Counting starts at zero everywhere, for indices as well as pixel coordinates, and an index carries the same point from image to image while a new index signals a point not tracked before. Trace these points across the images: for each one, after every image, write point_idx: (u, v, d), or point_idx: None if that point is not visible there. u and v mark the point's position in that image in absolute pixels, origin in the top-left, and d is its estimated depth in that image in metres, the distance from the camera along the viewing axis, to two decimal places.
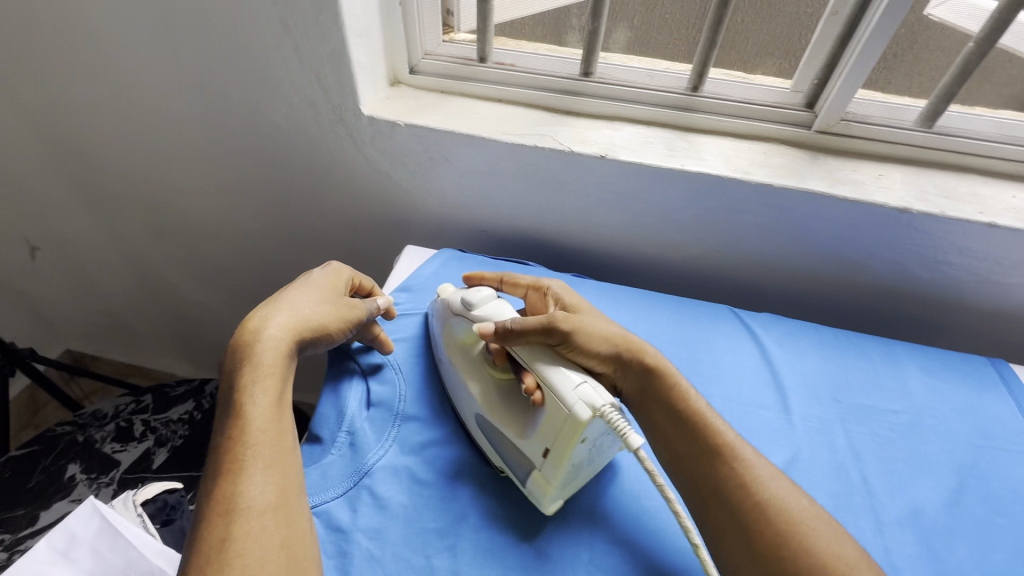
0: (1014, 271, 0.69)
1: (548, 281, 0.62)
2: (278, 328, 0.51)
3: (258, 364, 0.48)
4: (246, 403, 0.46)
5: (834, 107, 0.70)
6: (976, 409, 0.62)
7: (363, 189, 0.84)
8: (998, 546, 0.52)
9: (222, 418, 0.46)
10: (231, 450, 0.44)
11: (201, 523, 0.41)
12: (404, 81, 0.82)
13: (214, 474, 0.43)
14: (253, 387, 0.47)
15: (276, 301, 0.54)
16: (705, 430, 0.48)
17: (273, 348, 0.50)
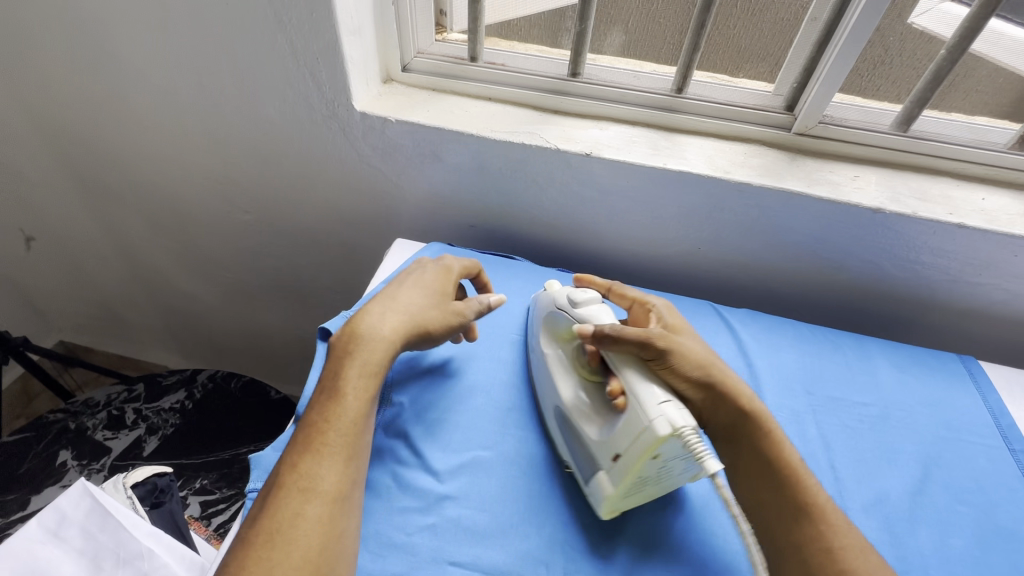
0: (983, 270, 0.72)
1: (655, 299, 0.61)
2: (389, 328, 0.53)
3: (367, 360, 0.50)
4: (348, 394, 0.48)
5: (813, 109, 0.72)
6: (943, 402, 0.65)
7: (355, 184, 0.86)
8: (957, 531, 0.54)
9: (319, 399, 0.49)
10: (323, 432, 0.46)
11: (273, 493, 0.43)
12: (397, 79, 0.84)
13: (299, 450, 0.45)
14: (355, 379, 0.49)
15: (391, 297, 0.56)
16: (796, 485, 0.47)
17: (382, 346, 0.51)
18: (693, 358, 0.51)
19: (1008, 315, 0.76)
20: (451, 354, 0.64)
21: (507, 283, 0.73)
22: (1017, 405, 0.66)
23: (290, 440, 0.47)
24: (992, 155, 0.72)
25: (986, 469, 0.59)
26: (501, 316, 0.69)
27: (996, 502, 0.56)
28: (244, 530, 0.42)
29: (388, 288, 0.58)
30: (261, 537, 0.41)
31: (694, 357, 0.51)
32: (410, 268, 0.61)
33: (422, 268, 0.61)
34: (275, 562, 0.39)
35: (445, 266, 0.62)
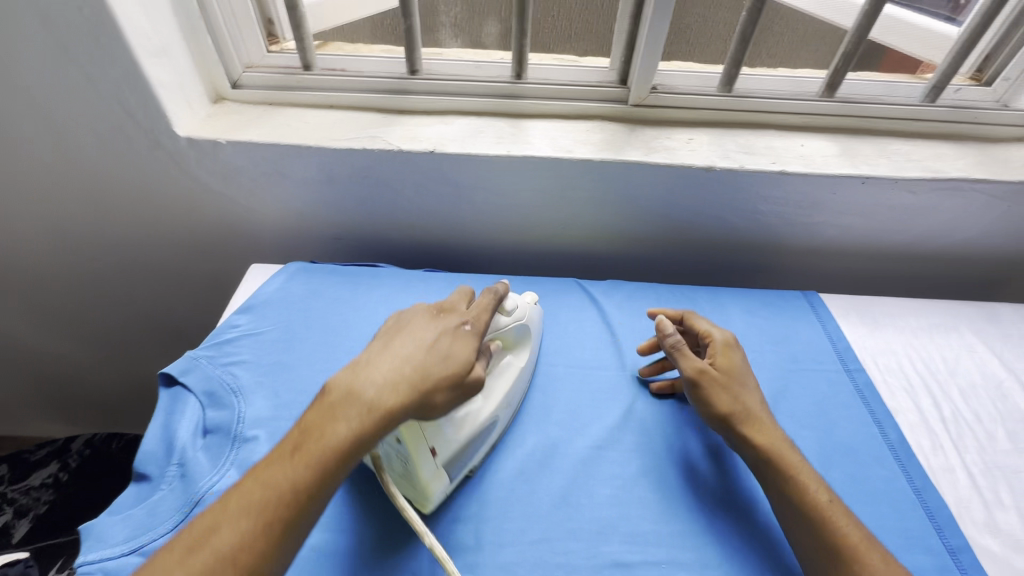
0: (812, 211, 0.78)
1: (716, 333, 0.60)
2: (387, 401, 0.43)
3: (355, 436, 0.41)
4: (325, 469, 0.40)
5: (642, 80, 0.75)
6: (789, 338, 0.71)
7: (203, 212, 0.81)
8: (803, 456, 0.58)
9: (286, 458, 0.40)
10: (268, 503, 0.38)
11: (183, 560, 0.35)
12: (229, 97, 0.79)
13: (242, 515, 0.37)
14: (335, 456, 0.40)
15: (404, 361, 0.45)
16: (829, 523, 0.45)
17: (376, 421, 0.42)
18: (720, 403, 0.54)
19: (842, 247, 0.83)
20: (311, 376, 0.62)
21: (369, 292, 0.72)
22: (850, 329, 0.73)
23: (231, 493, 0.39)
24: (805, 104, 0.78)
25: (826, 392, 0.65)
26: (364, 328, 0.68)
27: (835, 422, 0.62)
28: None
29: (399, 343, 0.47)
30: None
31: (722, 405, 0.53)
32: (427, 316, 0.51)
33: (442, 321, 0.51)
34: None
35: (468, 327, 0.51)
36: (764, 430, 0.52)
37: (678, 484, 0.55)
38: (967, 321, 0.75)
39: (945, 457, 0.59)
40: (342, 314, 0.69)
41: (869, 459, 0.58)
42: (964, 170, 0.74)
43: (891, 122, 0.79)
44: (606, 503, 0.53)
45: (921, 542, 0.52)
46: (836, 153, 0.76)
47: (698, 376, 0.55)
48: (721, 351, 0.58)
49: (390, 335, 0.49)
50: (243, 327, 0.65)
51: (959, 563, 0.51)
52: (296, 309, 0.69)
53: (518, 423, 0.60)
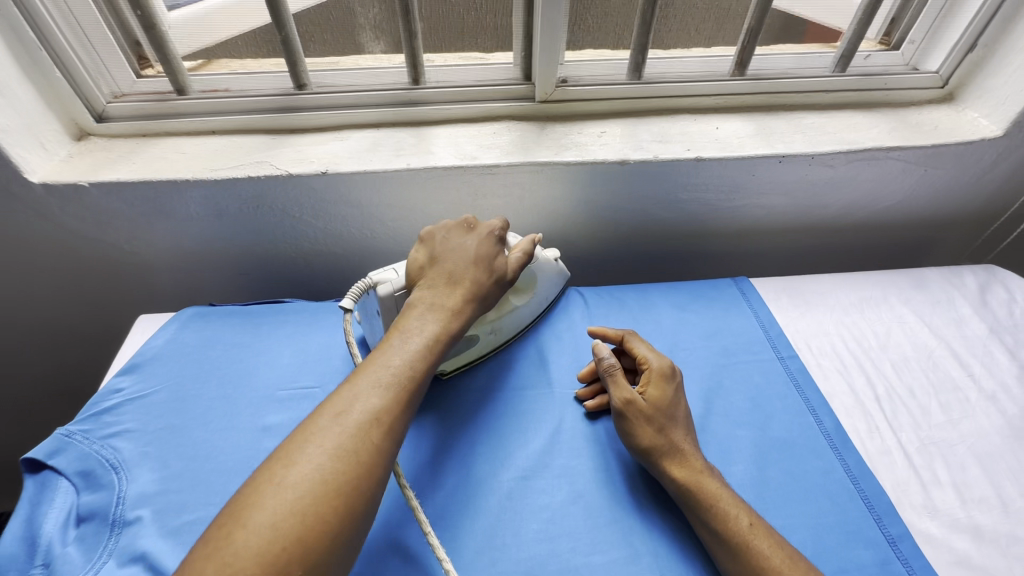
0: (736, 194, 0.75)
1: (654, 357, 0.58)
2: (463, 301, 0.53)
3: (447, 327, 0.51)
4: (431, 353, 0.49)
5: (545, 76, 0.71)
6: (720, 330, 0.68)
7: (83, 261, 0.73)
8: (739, 457, 0.56)
9: (402, 346, 0.48)
10: (393, 372, 0.45)
11: (336, 419, 0.41)
12: (95, 132, 0.71)
13: (372, 386, 0.44)
14: (436, 344, 0.49)
15: (466, 270, 0.55)
16: (751, 552, 0.45)
17: (461, 312, 0.53)
18: (645, 437, 0.53)
19: (770, 227, 0.81)
20: (205, 437, 0.56)
21: (273, 332, 0.67)
22: (782, 313, 0.71)
23: (358, 374, 0.45)
24: (716, 85, 0.75)
25: (760, 384, 0.62)
26: (267, 373, 0.62)
27: (769, 415, 0.60)
28: (299, 450, 0.39)
29: (453, 259, 0.56)
30: (325, 455, 0.39)
31: (644, 438, 0.53)
32: (460, 232, 0.59)
33: (475, 233, 0.59)
34: (344, 480, 0.38)
35: (498, 231, 0.59)
36: (687, 460, 0.51)
37: (609, 507, 0.52)
38: (896, 290, 0.74)
39: (881, 439, 0.58)
40: (243, 362, 0.63)
41: (805, 452, 0.56)
42: (878, 138, 0.72)
43: (805, 96, 0.77)
44: (534, 539, 0.49)
45: (861, 536, 0.50)
46: (752, 133, 0.73)
47: (627, 406, 0.54)
48: (653, 379, 0.56)
49: (435, 254, 0.57)
50: (129, 391, 0.59)
51: (900, 553, 0.49)
52: (190, 362, 0.62)
53: (437, 462, 0.55)
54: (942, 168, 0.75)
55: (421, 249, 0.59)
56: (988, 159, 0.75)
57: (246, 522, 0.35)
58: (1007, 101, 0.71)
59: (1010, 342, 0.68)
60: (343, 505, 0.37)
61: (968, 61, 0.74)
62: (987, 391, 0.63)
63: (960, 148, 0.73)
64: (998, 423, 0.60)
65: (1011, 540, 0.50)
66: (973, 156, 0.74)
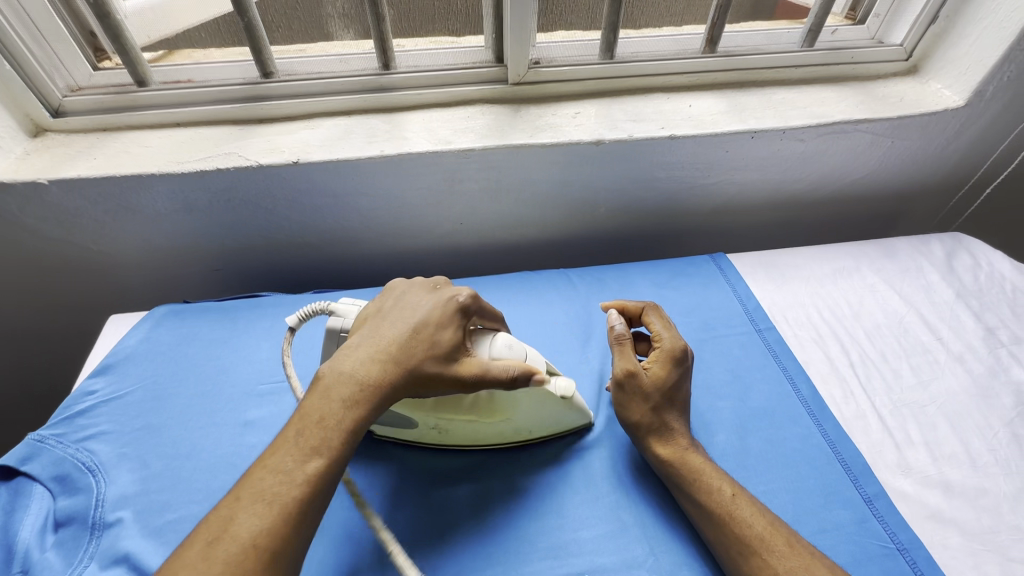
0: (710, 171, 0.76)
1: (667, 335, 0.57)
2: (388, 374, 0.44)
3: (353, 417, 0.42)
4: (331, 452, 0.41)
5: (517, 58, 0.70)
6: (699, 306, 0.69)
7: (48, 262, 0.71)
8: (721, 428, 0.57)
9: (295, 444, 0.40)
10: (281, 486, 0.38)
11: (205, 552, 0.35)
12: (52, 128, 0.69)
13: (255, 503, 0.37)
14: (336, 437, 0.41)
15: (399, 341, 0.46)
16: (734, 520, 0.46)
17: (373, 400, 0.43)
18: (634, 413, 0.54)
19: (745, 203, 0.82)
20: (184, 435, 0.55)
21: (251, 325, 0.66)
22: (759, 287, 0.72)
23: (241, 485, 0.39)
24: (688, 63, 0.75)
25: (739, 356, 0.64)
26: (247, 368, 0.61)
27: (750, 385, 0.61)
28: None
29: (393, 321, 0.48)
30: None
31: (634, 413, 0.54)
32: (420, 290, 0.51)
33: (438, 294, 0.51)
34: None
35: (462, 302, 0.50)
36: (672, 437, 0.52)
37: (595, 483, 0.52)
38: (868, 260, 0.76)
39: (856, 403, 0.59)
40: (220, 358, 0.62)
41: (784, 419, 0.58)
42: (846, 112, 0.73)
43: (775, 71, 0.78)
44: (524, 519, 0.50)
45: (839, 497, 0.52)
46: (724, 109, 0.74)
47: (627, 377, 0.54)
48: (662, 359, 0.56)
49: (379, 314, 0.49)
50: (104, 392, 0.57)
51: (876, 511, 0.50)
52: (166, 361, 0.61)
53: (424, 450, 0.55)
54: (908, 139, 0.77)
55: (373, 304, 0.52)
56: (952, 129, 0.77)
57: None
58: (969, 71, 0.73)
59: (975, 305, 0.70)
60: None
61: (930, 33, 0.76)
62: (955, 353, 0.65)
63: (925, 118, 0.74)
64: (966, 383, 0.62)
65: (980, 492, 0.52)
66: (937, 127, 0.76)
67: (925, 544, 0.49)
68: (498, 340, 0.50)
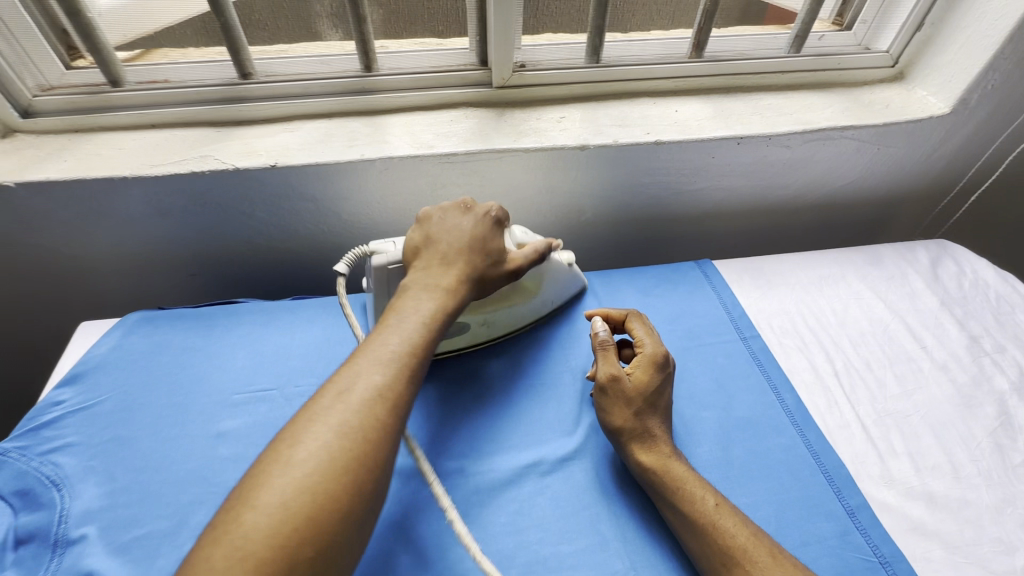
0: (696, 177, 0.75)
1: (650, 339, 0.58)
2: (457, 281, 0.52)
3: (443, 309, 0.50)
4: (429, 330, 0.48)
5: (500, 61, 0.69)
6: (685, 313, 0.68)
7: (17, 265, 0.69)
8: (704, 438, 0.56)
9: (399, 326, 0.47)
10: (398, 350, 0.45)
11: (338, 401, 0.41)
12: (20, 129, 0.66)
13: (373, 363, 0.44)
14: (434, 322, 0.49)
15: (460, 252, 0.54)
16: (715, 532, 0.45)
17: (454, 294, 0.51)
18: (617, 418, 0.53)
19: (730, 209, 0.82)
20: (155, 447, 0.53)
21: (227, 333, 0.64)
22: (744, 294, 0.71)
23: (358, 354, 0.45)
24: (674, 67, 0.75)
25: (724, 364, 0.63)
26: (221, 377, 0.60)
27: (735, 395, 0.60)
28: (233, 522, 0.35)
29: (446, 241, 0.54)
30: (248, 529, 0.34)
31: (617, 418, 0.53)
32: (456, 212, 0.57)
33: (472, 213, 0.57)
34: (350, 457, 0.38)
35: (496, 214, 0.57)
36: (654, 444, 0.51)
37: (577, 495, 0.51)
38: (853, 267, 0.76)
39: (840, 413, 0.59)
40: (194, 366, 0.60)
41: (768, 429, 0.57)
42: (832, 118, 0.73)
43: (761, 77, 0.77)
44: (503, 532, 0.48)
45: (822, 509, 0.51)
46: (710, 115, 0.73)
47: (610, 381, 0.54)
48: (645, 363, 0.56)
49: (428, 234, 0.55)
50: (71, 402, 0.55)
51: (859, 523, 0.50)
52: (137, 370, 0.59)
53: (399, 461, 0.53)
54: (894, 146, 0.77)
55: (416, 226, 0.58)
56: (937, 136, 0.77)
57: (250, 505, 0.35)
58: (953, 78, 0.73)
59: (960, 313, 0.70)
60: (355, 479, 0.38)
61: (916, 40, 0.76)
62: (940, 361, 0.65)
63: (910, 125, 0.74)
64: (950, 392, 0.61)
65: (963, 504, 0.52)
66: (922, 134, 0.76)
67: (907, 558, 0.48)
68: (515, 230, 0.61)
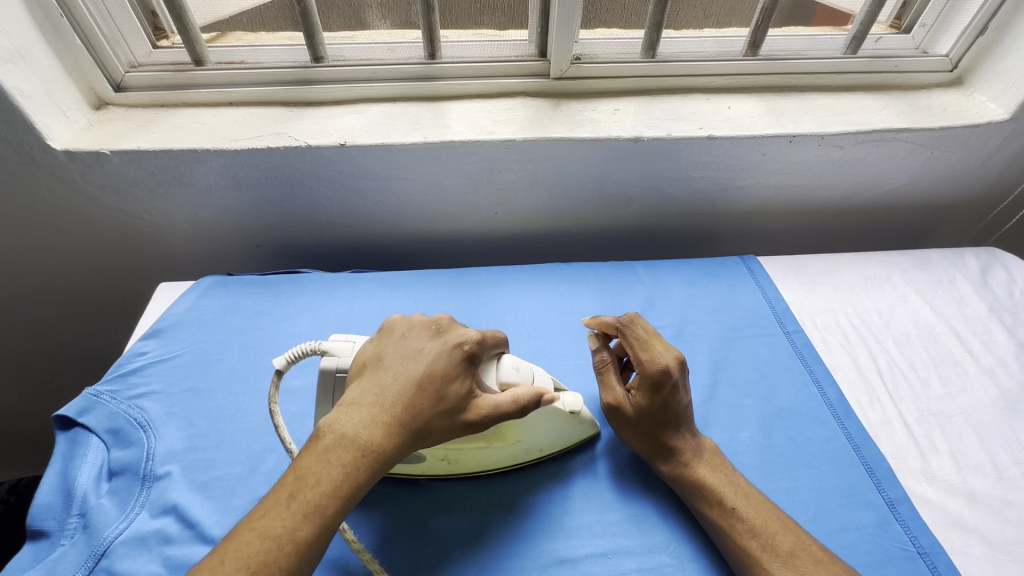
0: (745, 173, 0.76)
1: (644, 356, 0.53)
2: (389, 435, 0.42)
3: (354, 480, 0.40)
4: (326, 516, 0.39)
5: (561, 53, 0.71)
6: (729, 306, 0.70)
7: (102, 229, 0.74)
8: (745, 425, 0.58)
9: (289, 507, 0.38)
10: (271, 549, 0.37)
11: None
12: (113, 102, 0.72)
13: (236, 568, 0.35)
14: (335, 505, 0.39)
15: (403, 395, 0.44)
16: (733, 530, 0.46)
17: (374, 461, 0.41)
18: (631, 434, 0.53)
19: (777, 207, 0.83)
20: (228, 400, 0.57)
21: (292, 300, 0.68)
22: (789, 290, 0.73)
23: (228, 546, 0.37)
24: (730, 65, 0.76)
25: (767, 356, 0.65)
26: (287, 340, 0.64)
27: (776, 384, 0.62)
28: None
29: (393, 374, 0.45)
30: None
31: (629, 437, 0.54)
32: (421, 336, 0.48)
33: (440, 338, 0.48)
34: None
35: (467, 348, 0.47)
36: (677, 443, 0.52)
37: (620, 470, 0.54)
38: (900, 270, 0.76)
39: (882, 409, 0.60)
40: (262, 329, 0.65)
41: (809, 420, 0.58)
42: (887, 120, 0.73)
43: (817, 77, 0.78)
44: (550, 496, 0.52)
45: (862, 498, 0.52)
46: (763, 112, 0.74)
47: (613, 409, 0.54)
48: (641, 383, 0.53)
49: (379, 360, 0.46)
50: (152, 355, 0.60)
51: (898, 514, 0.51)
52: (209, 330, 0.64)
53: None
54: (948, 151, 0.77)
55: (371, 344, 0.49)
56: (994, 142, 0.76)
57: None
58: (1015, 84, 0.73)
59: (1008, 320, 0.69)
60: None
61: (978, 45, 0.75)
62: (986, 366, 0.65)
63: (968, 130, 0.74)
64: (995, 396, 0.62)
65: (1004, 503, 0.53)
66: (978, 139, 0.75)
67: (946, 550, 0.49)
68: (506, 361, 0.50)
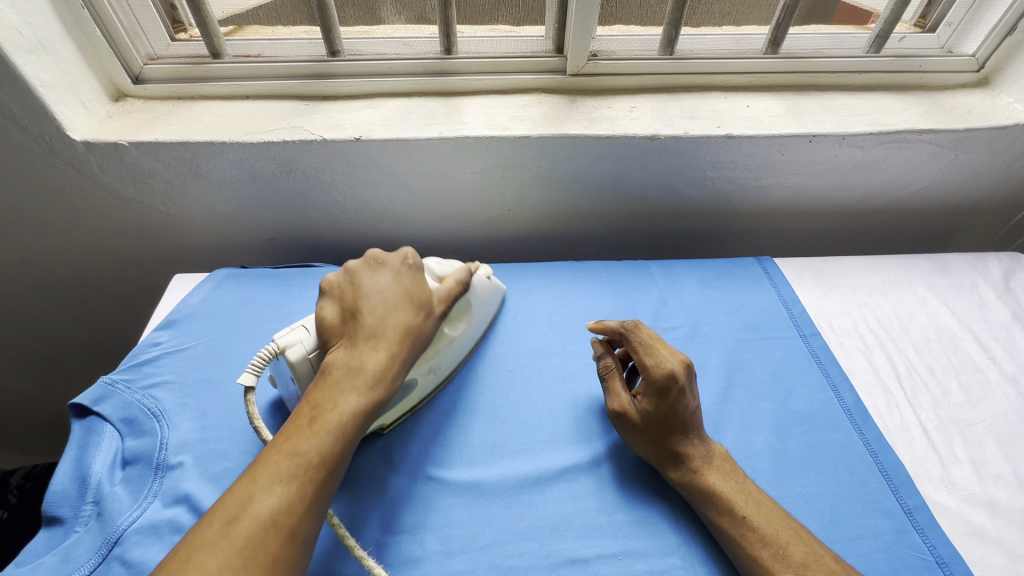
0: (763, 173, 0.75)
1: (651, 361, 0.54)
2: (386, 350, 0.47)
3: (366, 391, 0.45)
4: (345, 431, 0.43)
5: (578, 48, 0.70)
6: (744, 307, 0.69)
7: (119, 219, 0.75)
8: (759, 428, 0.57)
9: (309, 429, 0.42)
10: (299, 462, 0.40)
11: (226, 530, 0.36)
12: (131, 94, 0.72)
13: (270, 483, 0.38)
14: (354, 417, 0.43)
15: (384, 319, 0.49)
16: (745, 538, 0.46)
17: (380, 372, 0.46)
18: (639, 439, 0.52)
19: (794, 207, 0.82)
20: (240, 391, 0.58)
21: (304, 293, 0.68)
22: (806, 292, 0.71)
23: (258, 467, 0.40)
24: (749, 63, 0.75)
25: (782, 359, 0.64)
26: None
27: (792, 387, 0.61)
28: None
29: (369, 309, 0.49)
30: None
31: (637, 442, 0.52)
32: (374, 272, 0.53)
33: (390, 269, 0.53)
34: None
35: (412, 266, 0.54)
36: (689, 449, 0.51)
37: (631, 471, 0.53)
38: (920, 273, 0.74)
39: (901, 416, 0.59)
40: (274, 322, 0.65)
41: (825, 425, 0.57)
42: (911, 120, 0.72)
43: (838, 76, 0.77)
44: (561, 496, 0.51)
45: (878, 506, 0.51)
46: (783, 111, 0.73)
47: (620, 416, 0.53)
48: (647, 389, 0.53)
49: (345, 304, 0.50)
50: (165, 346, 0.60)
51: (916, 523, 0.50)
52: (222, 322, 0.64)
53: (460, 423, 0.56)
54: (973, 153, 0.75)
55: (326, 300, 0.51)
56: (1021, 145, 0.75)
57: None
58: None
59: None
60: None
61: (1005, 46, 0.74)
62: (1008, 374, 0.63)
63: (994, 132, 0.72)
64: (1017, 405, 0.60)
65: None
66: (1004, 142, 0.74)
67: (965, 561, 0.48)
68: (430, 263, 0.58)
